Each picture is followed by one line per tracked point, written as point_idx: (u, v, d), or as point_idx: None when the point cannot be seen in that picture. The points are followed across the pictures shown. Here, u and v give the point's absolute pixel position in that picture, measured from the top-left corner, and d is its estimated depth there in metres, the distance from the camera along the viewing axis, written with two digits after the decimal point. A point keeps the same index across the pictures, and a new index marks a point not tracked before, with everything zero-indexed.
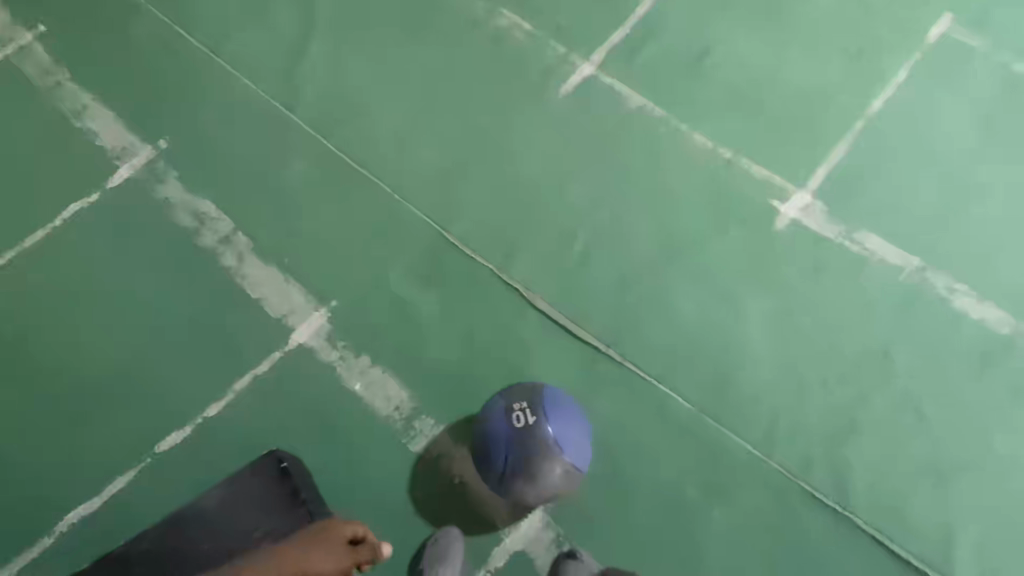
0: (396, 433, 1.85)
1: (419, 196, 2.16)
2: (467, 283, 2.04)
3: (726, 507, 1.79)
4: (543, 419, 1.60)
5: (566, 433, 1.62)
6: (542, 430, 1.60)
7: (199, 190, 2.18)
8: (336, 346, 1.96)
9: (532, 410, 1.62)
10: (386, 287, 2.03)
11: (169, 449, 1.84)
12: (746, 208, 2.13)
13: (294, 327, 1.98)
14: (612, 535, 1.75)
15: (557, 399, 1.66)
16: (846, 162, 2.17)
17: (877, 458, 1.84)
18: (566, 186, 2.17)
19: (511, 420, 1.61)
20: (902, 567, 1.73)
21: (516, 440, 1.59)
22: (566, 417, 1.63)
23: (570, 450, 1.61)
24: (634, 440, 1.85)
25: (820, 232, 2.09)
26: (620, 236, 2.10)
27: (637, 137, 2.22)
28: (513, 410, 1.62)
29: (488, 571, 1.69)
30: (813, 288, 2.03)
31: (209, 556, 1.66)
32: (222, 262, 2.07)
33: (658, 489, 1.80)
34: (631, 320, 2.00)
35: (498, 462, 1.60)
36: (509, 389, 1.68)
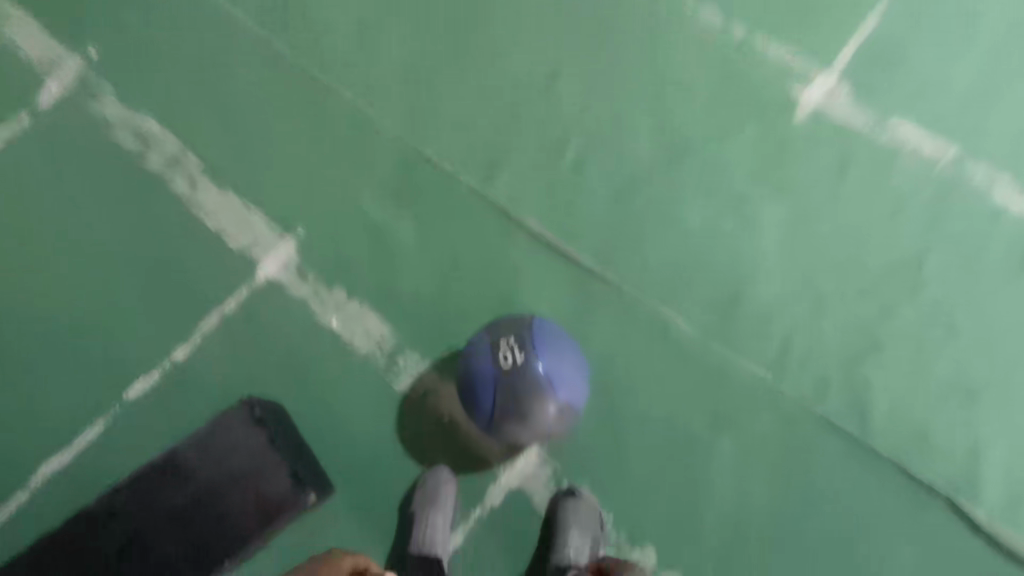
0: (379, 370, 1.71)
1: (386, 101, 1.88)
2: (446, 201, 1.81)
3: (735, 435, 1.67)
4: (532, 355, 1.47)
5: (558, 369, 1.48)
6: (532, 368, 1.46)
7: (138, 106, 1.91)
8: (307, 280, 1.78)
9: (520, 346, 1.49)
10: (356, 210, 1.82)
11: (140, 396, 1.72)
12: (762, 97, 1.85)
13: (260, 259, 1.80)
14: (614, 470, 1.64)
15: (547, 333, 1.53)
16: (879, 35, 1.86)
17: (899, 376, 1.69)
18: (553, 83, 1.88)
19: (498, 358, 1.48)
20: (918, 489, 1.63)
21: (504, 380, 1.46)
22: (558, 353, 1.50)
23: (563, 388, 1.48)
24: (633, 367, 1.71)
25: (846, 122, 1.83)
26: (617, 137, 1.85)
27: (635, 18, 1.90)
28: (499, 349, 1.49)
29: (483, 510, 1.59)
30: (835, 188, 1.80)
31: (180, 517, 1.51)
32: (173, 190, 1.85)
33: (662, 419, 1.68)
34: (630, 235, 1.79)
35: (486, 405, 1.48)
36: (494, 325, 1.55)
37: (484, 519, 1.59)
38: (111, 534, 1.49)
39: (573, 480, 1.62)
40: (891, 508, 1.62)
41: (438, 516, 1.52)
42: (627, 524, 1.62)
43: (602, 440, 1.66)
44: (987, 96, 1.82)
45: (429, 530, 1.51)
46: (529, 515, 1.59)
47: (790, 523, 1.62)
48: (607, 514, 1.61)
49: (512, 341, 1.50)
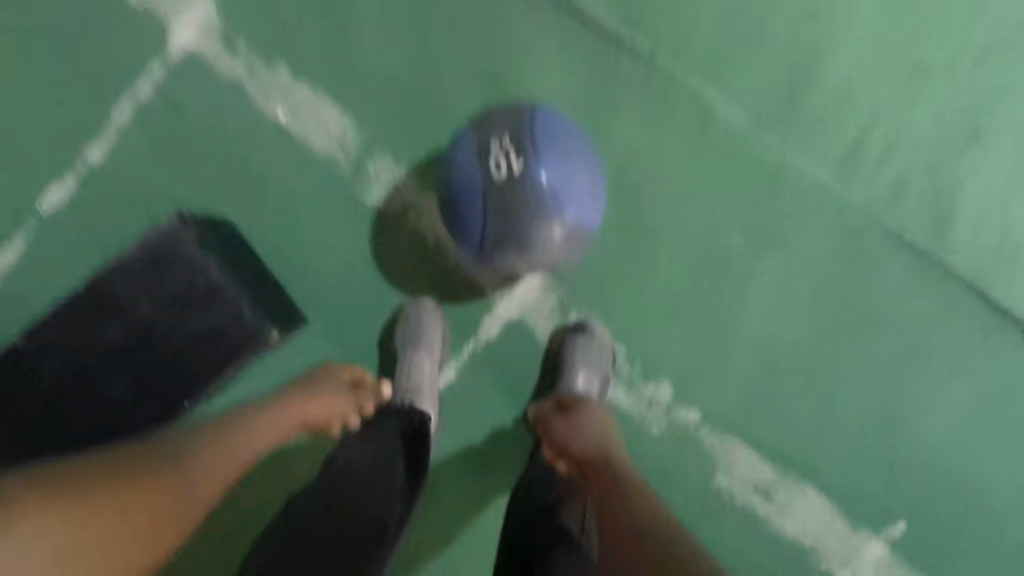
0: (342, 177, 1.37)
1: None
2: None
3: (779, 256, 1.38)
4: (534, 161, 1.10)
5: (568, 178, 1.12)
6: (533, 177, 1.10)
7: None
8: (237, 53, 1.35)
9: (516, 148, 1.11)
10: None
11: (58, 210, 1.36)
12: None
13: (170, 23, 1.35)
14: (631, 297, 1.39)
15: (554, 129, 1.13)
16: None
17: (993, 181, 1.37)
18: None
19: (488, 165, 1.11)
20: (992, 319, 1.38)
21: (497, 193, 1.11)
22: (567, 158, 1.12)
23: (574, 204, 1.12)
24: (668, 167, 1.39)
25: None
26: None
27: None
28: (489, 152, 1.11)
29: (477, 346, 1.39)
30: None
31: (125, 351, 1.31)
32: None
33: (694, 236, 1.39)
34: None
35: (473, 225, 1.13)
36: (482, 119, 1.15)
37: (479, 353, 1.39)
38: (51, 372, 1.31)
39: (582, 312, 1.38)
40: (955, 341, 1.39)
41: (423, 356, 1.33)
42: (643, 362, 1.39)
43: (617, 263, 1.38)
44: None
45: (415, 370, 1.33)
46: (531, 350, 1.39)
47: (834, 359, 1.39)
48: (622, 349, 1.39)
49: (506, 140, 1.12)
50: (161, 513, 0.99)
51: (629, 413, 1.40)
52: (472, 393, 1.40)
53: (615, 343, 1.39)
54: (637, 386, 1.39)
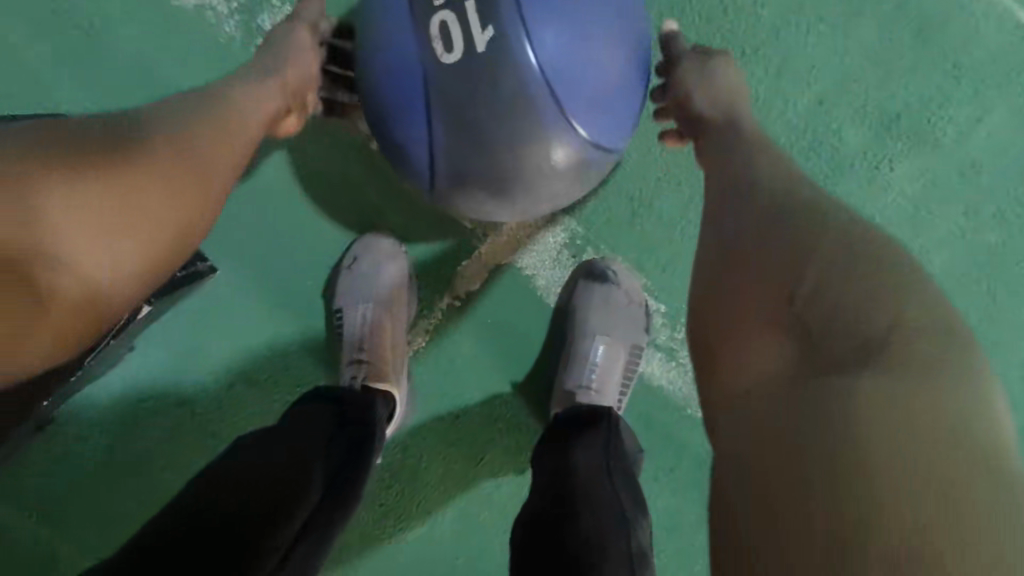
0: (224, 41, 0.85)
1: None
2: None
3: (921, 156, 0.89)
4: (513, 25, 0.60)
5: (575, 57, 0.62)
6: (510, 57, 0.60)
7: None
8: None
9: (478, 1, 0.60)
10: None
11: None
12: None
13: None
14: (675, 226, 0.95)
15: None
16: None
17: None
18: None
19: (428, 35, 0.61)
20: None
21: (445, 90, 0.61)
22: (576, 18, 0.62)
23: (581, 104, 0.63)
24: (747, 18, 0.88)
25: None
26: None
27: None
28: (434, 9, 0.61)
29: (451, 300, 0.97)
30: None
31: None
32: None
33: (790, 126, 0.88)
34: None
35: (405, 143, 0.66)
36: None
37: (456, 309, 0.98)
38: None
39: (600, 253, 0.96)
40: None
41: (378, 316, 0.93)
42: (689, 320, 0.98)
43: (653, 177, 0.94)
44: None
45: (375, 330, 0.92)
46: (530, 307, 0.98)
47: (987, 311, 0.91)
48: (660, 305, 0.97)
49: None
50: (188, 229, 0.63)
51: (667, 389, 1.00)
52: (446, 360, 0.99)
53: (650, 297, 0.97)
54: (680, 353, 0.99)
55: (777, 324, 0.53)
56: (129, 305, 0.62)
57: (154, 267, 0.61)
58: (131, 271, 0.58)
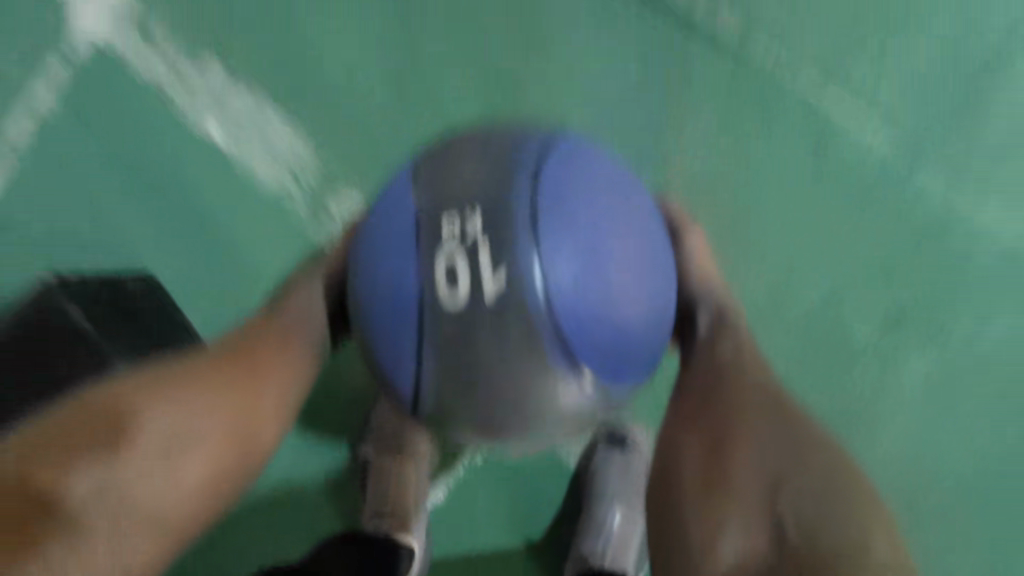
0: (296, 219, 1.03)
1: None
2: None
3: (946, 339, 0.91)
4: (529, 272, 0.65)
5: (587, 300, 0.67)
6: (520, 302, 0.65)
7: None
8: (161, 46, 1.06)
9: (493, 243, 0.65)
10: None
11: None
12: None
13: (69, 6, 1.07)
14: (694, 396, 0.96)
15: (568, 201, 0.68)
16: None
17: None
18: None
19: (432, 267, 0.66)
20: None
21: (442, 329, 0.66)
22: (593, 261, 0.67)
23: (588, 346, 0.67)
24: None
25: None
26: None
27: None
28: (442, 248, 0.66)
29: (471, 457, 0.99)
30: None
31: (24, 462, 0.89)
32: None
33: None
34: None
35: (393, 369, 0.69)
36: (433, 169, 0.69)
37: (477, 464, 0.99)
38: None
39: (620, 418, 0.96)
40: None
41: (403, 471, 0.94)
42: None
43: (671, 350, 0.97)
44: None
45: (398, 486, 0.93)
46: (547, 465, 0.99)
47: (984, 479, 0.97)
48: None
49: (478, 226, 0.66)
50: (243, 414, 0.74)
51: None
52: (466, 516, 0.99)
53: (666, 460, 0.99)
54: None
55: (758, 522, 0.59)
56: (195, 508, 0.68)
57: (208, 453, 0.70)
58: (183, 459, 0.68)
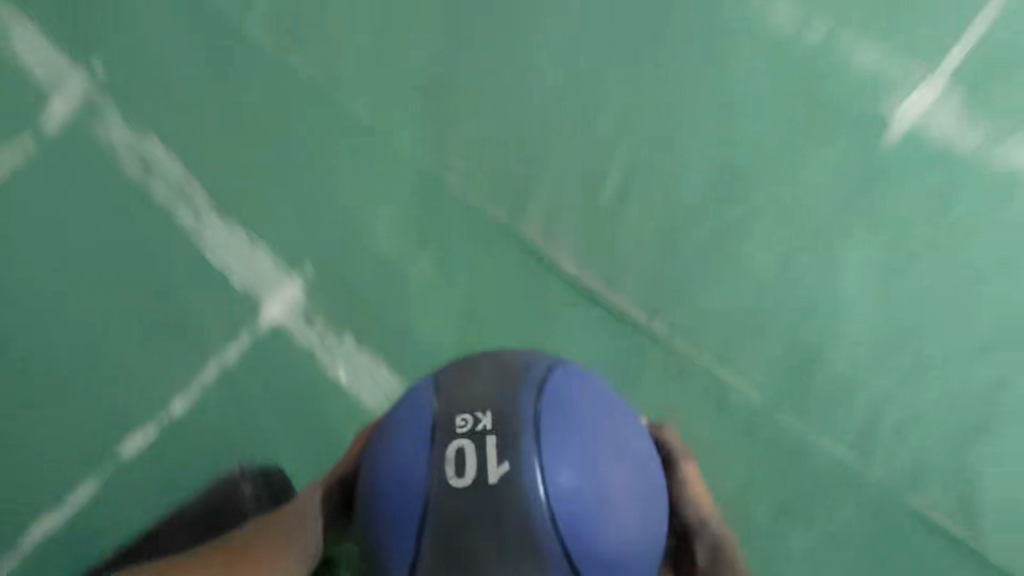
0: None
1: (363, 77, 1.35)
2: (424, 195, 1.28)
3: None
4: (531, 469, 0.71)
5: (581, 500, 0.72)
6: (519, 496, 0.71)
7: (70, 47, 1.40)
8: (313, 323, 1.25)
9: (499, 438, 0.72)
10: (312, 206, 1.31)
11: (136, 454, 1.21)
12: (852, 120, 1.24)
13: (252, 291, 1.27)
14: None
15: (568, 412, 0.75)
16: (981, 44, 1.27)
17: None
18: (595, 86, 1.29)
19: (442, 460, 0.73)
20: None
21: (445, 519, 0.71)
22: (586, 463, 0.73)
23: (581, 546, 0.72)
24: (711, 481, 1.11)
25: (950, 140, 1.24)
26: (668, 141, 1.26)
27: (696, 15, 1.30)
28: (454, 438, 0.73)
29: None
30: (950, 231, 1.20)
31: None
32: (124, 169, 1.36)
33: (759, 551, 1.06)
34: (695, 280, 1.20)
35: (392, 550, 0.73)
36: (450, 376, 0.78)
37: None
38: None
39: None
40: None
41: None
42: None
43: None
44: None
45: None
46: None
47: None
48: None
49: (487, 421, 0.74)
50: None
51: None
52: None
53: None
54: None
55: None
56: None
57: None
58: None
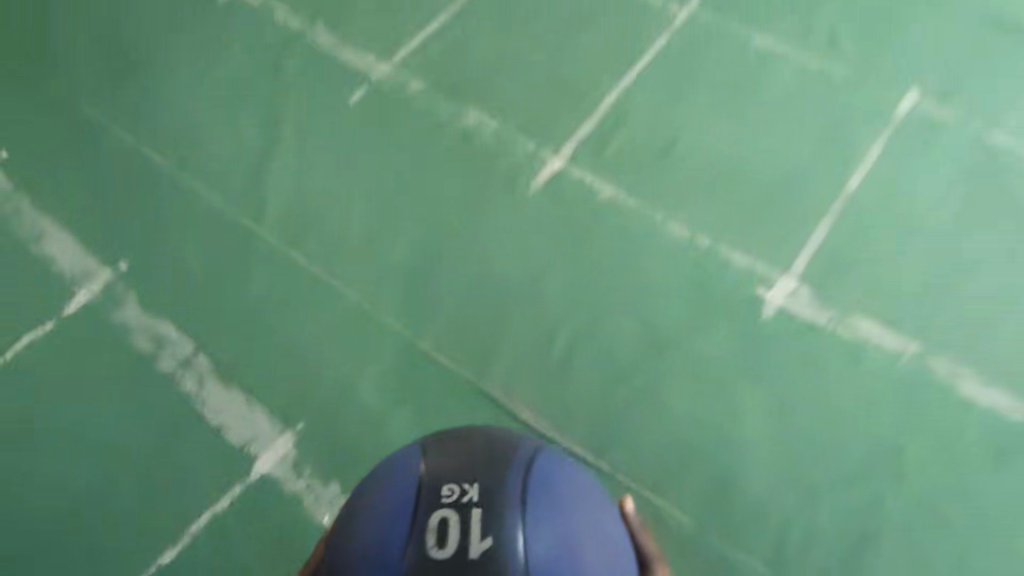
0: None
1: (357, 272, 1.70)
2: (406, 362, 1.59)
3: None
4: (506, 535, 0.95)
5: (544, 561, 0.95)
6: (496, 555, 0.94)
7: (122, 254, 1.75)
8: (302, 475, 1.48)
9: (483, 512, 0.96)
10: (307, 374, 1.57)
11: None
12: (733, 304, 1.59)
13: (251, 453, 1.50)
14: None
15: (541, 493, 1.01)
16: (826, 244, 1.64)
17: None
18: (536, 281, 1.66)
19: (436, 521, 0.96)
20: None
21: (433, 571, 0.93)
22: (546, 531, 0.97)
23: None
24: None
25: (811, 318, 1.56)
26: (598, 323, 1.60)
27: (610, 230, 1.72)
28: (445, 507, 0.97)
29: None
30: (823, 387, 1.49)
31: None
32: (141, 349, 1.62)
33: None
34: (624, 429, 1.48)
35: None
36: (444, 456, 1.02)
37: None
38: None
39: None
40: None
41: None
42: None
43: None
44: (991, 326, 1.53)
45: None
46: None
47: None
48: None
49: (473, 496, 0.98)
50: None
51: None
52: None
53: None
54: None
55: None
56: None
57: None
58: None
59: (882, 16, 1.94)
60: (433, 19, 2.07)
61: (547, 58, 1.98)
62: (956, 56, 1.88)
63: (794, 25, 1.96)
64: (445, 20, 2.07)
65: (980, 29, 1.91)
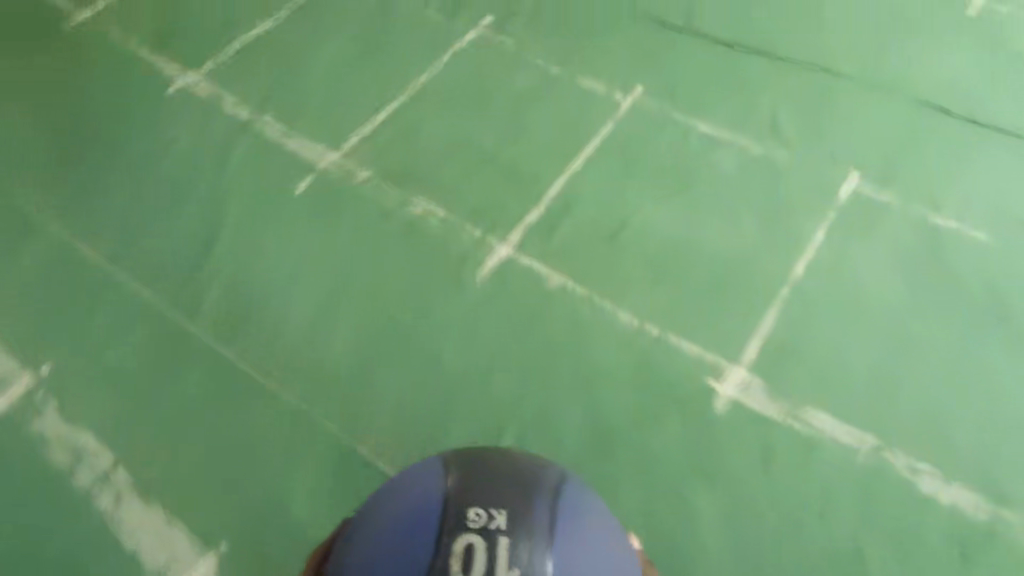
0: None
1: (294, 373, 1.63)
2: (343, 470, 1.50)
3: None
4: (534, 558, 0.98)
5: None
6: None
7: (47, 355, 1.66)
8: None
9: (512, 538, 0.99)
10: (237, 487, 1.48)
11: None
12: (683, 395, 1.55)
13: None
14: None
15: (564, 528, 1.03)
16: (776, 332, 1.62)
17: None
18: (482, 377, 1.61)
19: (462, 547, 0.98)
20: None
21: None
22: (573, 557, 1.00)
23: None
24: None
25: (763, 412, 1.51)
26: (547, 421, 1.54)
27: (559, 320, 1.67)
28: (475, 527, 1.00)
29: None
30: (777, 486, 1.44)
31: None
32: (54, 461, 1.52)
33: None
34: None
35: None
36: (474, 482, 1.05)
37: None
38: None
39: None
40: None
41: None
42: None
43: None
44: (945, 416, 1.49)
45: None
46: None
47: None
48: None
49: (501, 521, 1.00)
50: None
51: None
52: None
53: None
54: None
55: None
56: None
57: None
58: None
59: (820, 100, 2.00)
60: (382, 109, 2.08)
61: (495, 144, 1.99)
62: (893, 137, 1.92)
63: (736, 110, 2.00)
64: (394, 110, 2.08)
65: (914, 111, 1.96)
